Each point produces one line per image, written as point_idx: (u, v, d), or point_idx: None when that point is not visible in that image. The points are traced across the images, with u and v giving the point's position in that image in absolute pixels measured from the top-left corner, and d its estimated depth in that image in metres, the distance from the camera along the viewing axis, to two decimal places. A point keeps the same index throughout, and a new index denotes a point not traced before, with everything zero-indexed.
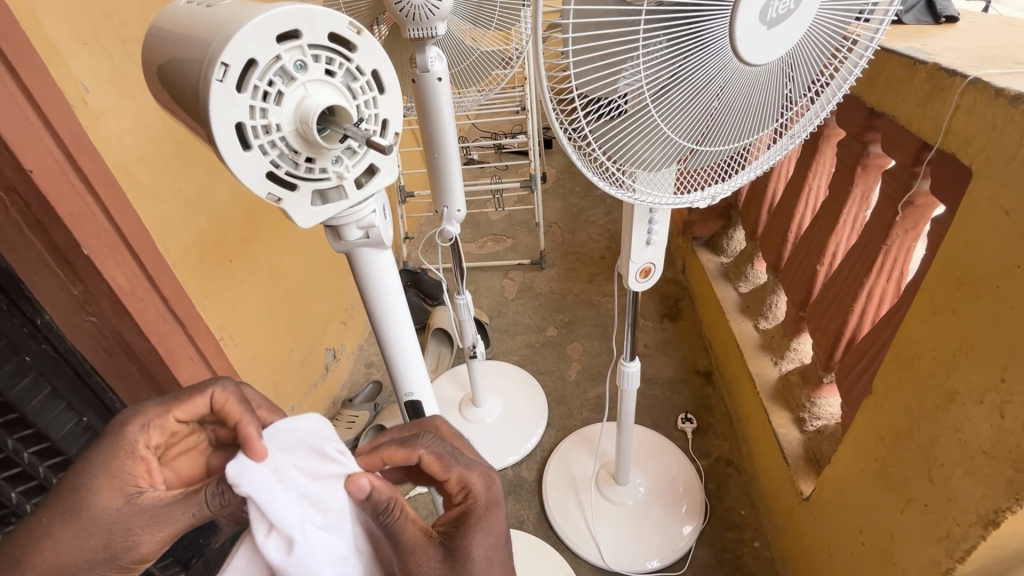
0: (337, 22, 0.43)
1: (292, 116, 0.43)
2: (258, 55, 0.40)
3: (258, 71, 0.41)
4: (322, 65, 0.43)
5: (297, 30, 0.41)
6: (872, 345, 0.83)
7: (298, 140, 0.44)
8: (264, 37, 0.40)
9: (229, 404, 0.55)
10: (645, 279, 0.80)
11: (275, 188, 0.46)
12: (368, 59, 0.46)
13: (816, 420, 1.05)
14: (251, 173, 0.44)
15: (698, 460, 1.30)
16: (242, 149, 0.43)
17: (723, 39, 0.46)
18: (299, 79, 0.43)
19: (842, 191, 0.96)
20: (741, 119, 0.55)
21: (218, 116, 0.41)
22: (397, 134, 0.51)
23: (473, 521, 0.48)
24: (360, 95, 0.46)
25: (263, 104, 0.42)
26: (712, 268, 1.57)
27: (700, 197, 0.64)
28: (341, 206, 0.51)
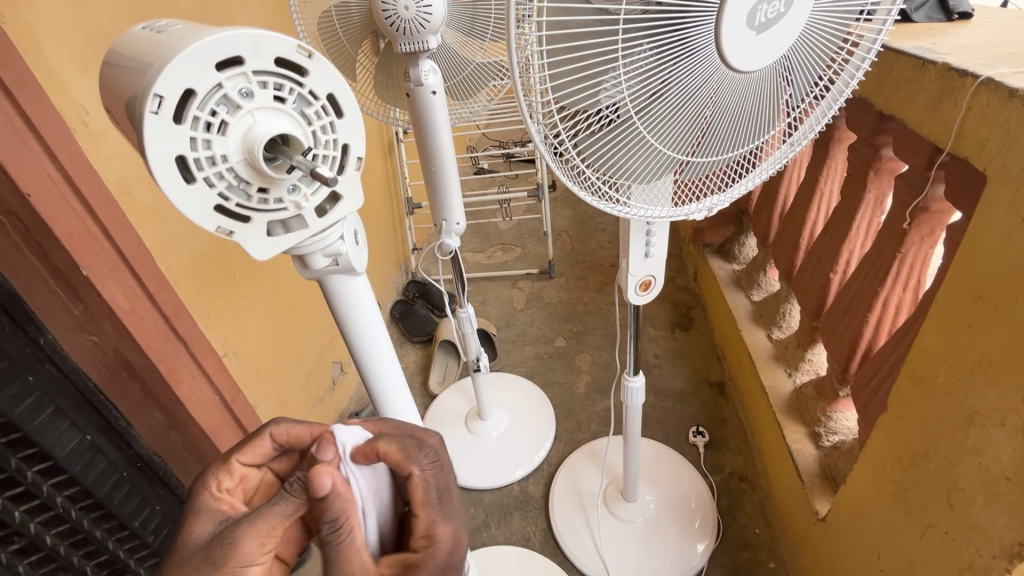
0: (285, 47, 0.42)
1: (238, 146, 0.42)
2: (198, 85, 0.39)
3: (198, 102, 0.40)
4: (269, 91, 0.42)
5: (240, 57, 0.40)
6: (888, 359, 0.79)
7: (246, 170, 0.43)
8: (203, 65, 0.39)
9: (292, 432, 0.60)
10: (645, 292, 0.78)
11: (225, 222, 0.45)
12: (321, 83, 0.44)
13: (833, 435, 1.01)
14: (197, 208, 0.42)
15: (711, 476, 1.26)
16: (185, 182, 0.41)
17: (710, 45, 0.43)
18: (244, 107, 0.41)
19: (854, 197, 0.93)
20: (735, 127, 0.53)
21: (156, 149, 0.39)
22: (358, 159, 0.49)
23: (418, 573, 0.50)
24: (315, 120, 0.45)
25: (205, 135, 0.41)
26: (723, 276, 1.53)
27: (698, 208, 0.61)
28: (302, 235, 0.50)
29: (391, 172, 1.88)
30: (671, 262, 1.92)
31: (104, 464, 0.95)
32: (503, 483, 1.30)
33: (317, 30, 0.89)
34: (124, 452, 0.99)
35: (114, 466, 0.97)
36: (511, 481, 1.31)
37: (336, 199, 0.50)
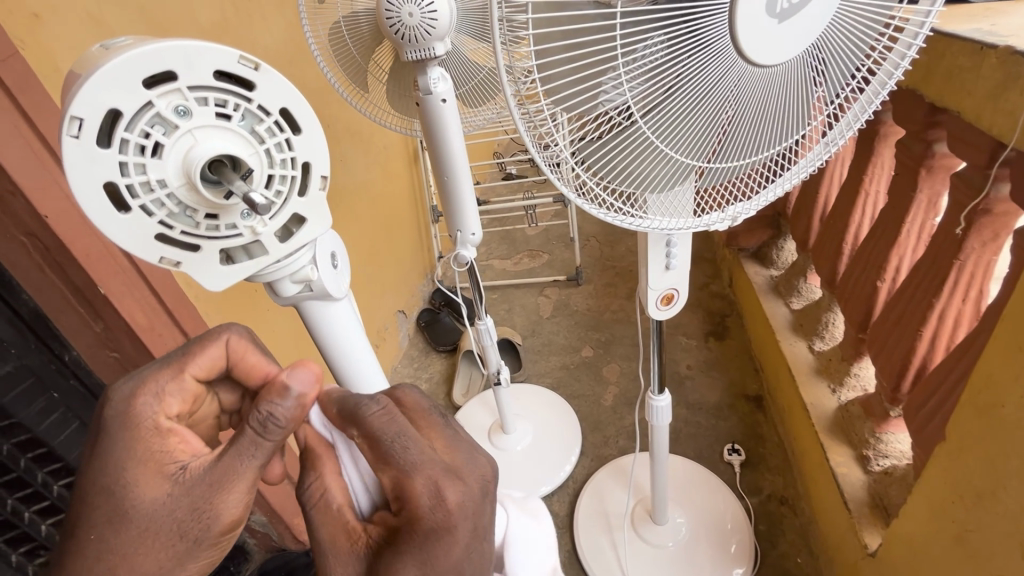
0: (225, 58, 0.37)
1: (178, 171, 0.37)
2: (123, 104, 0.35)
3: (126, 122, 0.35)
4: (211, 108, 0.37)
5: (171, 71, 0.35)
6: (946, 380, 0.71)
7: (188, 196, 0.38)
8: (128, 83, 0.34)
9: (248, 354, 0.52)
10: (667, 306, 0.72)
11: (170, 252, 0.40)
12: (272, 97, 0.39)
13: (883, 459, 0.92)
14: (134, 238, 0.38)
15: (747, 497, 1.18)
16: (117, 212, 0.37)
17: (725, 36, 0.39)
18: (181, 126, 0.37)
19: (904, 198, 0.84)
20: (758, 127, 0.47)
21: (81, 177, 0.35)
22: (322, 178, 0.44)
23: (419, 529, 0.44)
24: (268, 138, 0.40)
25: (137, 159, 0.36)
26: (760, 282, 1.44)
27: (720, 218, 0.56)
28: (265, 261, 0.45)
29: (416, 182, 1.87)
30: (704, 267, 1.83)
31: None
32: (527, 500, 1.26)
33: (328, 43, 0.88)
34: None
35: None
36: (535, 498, 1.27)
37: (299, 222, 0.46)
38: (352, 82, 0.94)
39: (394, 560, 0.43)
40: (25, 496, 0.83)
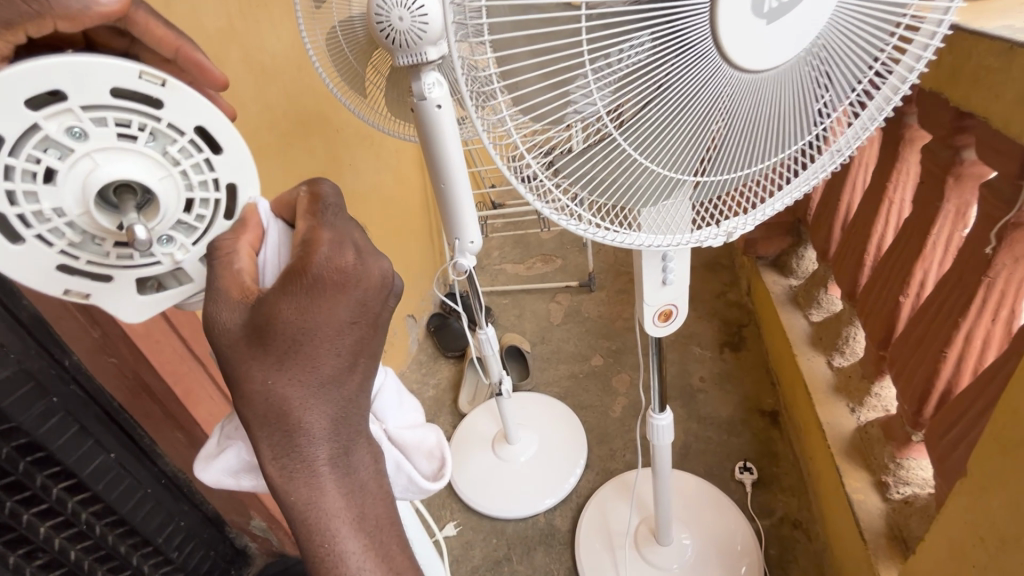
0: (123, 75, 0.35)
1: (77, 197, 0.36)
2: (6, 130, 0.33)
3: (11, 148, 0.34)
4: (110, 129, 0.36)
5: (61, 91, 0.34)
6: (970, 408, 0.65)
7: (88, 224, 0.37)
8: (7, 107, 0.33)
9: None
10: (666, 322, 0.69)
11: (77, 283, 0.39)
12: (182, 114, 0.38)
13: (904, 486, 0.86)
14: (35, 272, 0.37)
15: (758, 519, 1.13)
16: (10, 243, 0.36)
17: (707, 40, 0.35)
18: (77, 149, 0.35)
19: (930, 208, 0.78)
20: (753, 138, 0.44)
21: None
22: (250, 197, 0.43)
23: (309, 292, 0.38)
24: (182, 160, 0.39)
25: (26, 186, 0.35)
26: (778, 292, 1.38)
27: (714, 235, 0.52)
28: (189, 289, 0.44)
29: (427, 186, 1.85)
30: (721, 274, 1.77)
31: (129, 481, 0.97)
32: (529, 513, 1.22)
33: (324, 48, 0.87)
34: (150, 469, 1.02)
35: (139, 483, 0.99)
36: (538, 511, 1.24)
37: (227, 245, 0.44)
38: (349, 88, 0.93)
39: (271, 304, 0.38)
40: (23, 499, 0.82)
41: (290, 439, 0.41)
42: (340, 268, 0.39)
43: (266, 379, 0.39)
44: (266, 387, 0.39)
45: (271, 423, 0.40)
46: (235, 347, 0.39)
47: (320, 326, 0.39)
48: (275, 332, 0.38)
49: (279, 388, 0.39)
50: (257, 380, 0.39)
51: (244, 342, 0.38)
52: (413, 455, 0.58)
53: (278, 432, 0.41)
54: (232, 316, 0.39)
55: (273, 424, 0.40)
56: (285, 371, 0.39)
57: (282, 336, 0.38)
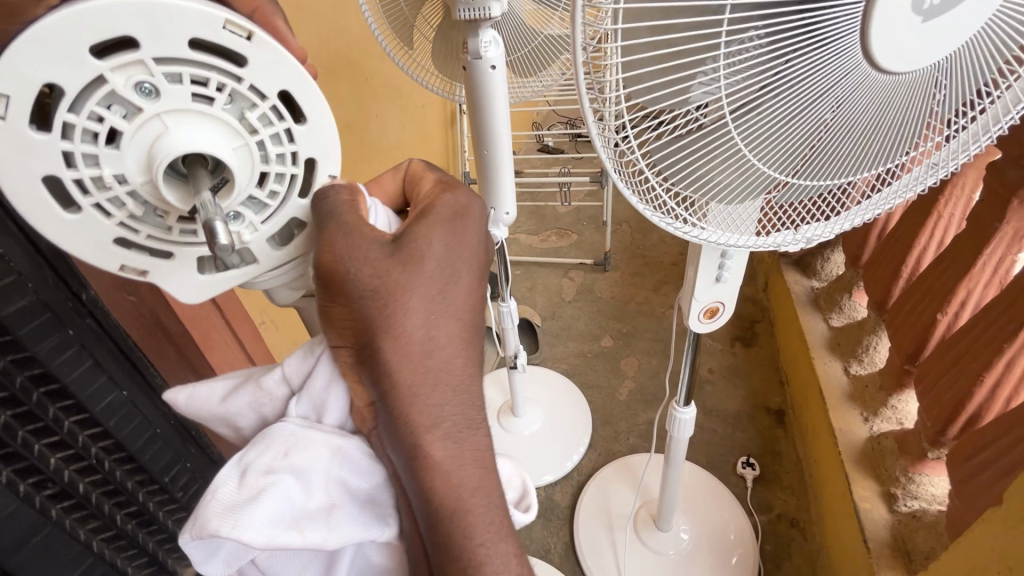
0: (201, 26, 0.31)
1: (141, 164, 0.34)
2: (64, 81, 0.30)
3: (70, 103, 0.31)
4: (184, 88, 0.33)
5: (132, 39, 0.31)
6: (1003, 435, 0.65)
7: (150, 194, 0.35)
8: (73, 54, 0.30)
9: None
10: (710, 320, 0.67)
11: (134, 258, 0.38)
12: (266, 77, 0.34)
13: (913, 500, 0.88)
14: (92, 241, 0.36)
15: (756, 514, 1.15)
16: (64, 211, 0.35)
17: (852, 37, 0.33)
18: (146, 110, 0.32)
19: (987, 228, 0.76)
20: (859, 146, 0.42)
21: (20, 170, 0.32)
22: (327, 175, 0.40)
23: (451, 214, 0.42)
24: (259, 128, 0.36)
25: (87, 147, 0.32)
26: (799, 292, 1.36)
27: (792, 240, 0.51)
28: (251, 271, 0.41)
29: (450, 146, 1.79)
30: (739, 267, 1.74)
31: (139, 420, 0.97)
32: None
33: None
34: (160, 410, 1.01)
35: (149, 423, 0.99)
36: (537, 486, 1.25)
37: (299, 227, 0.41)
38: (396, 37, 0.88)
39: (424, 228, 0.40)
40: (35, 429, 0.81)
41: (422, 389, 0.40)
42: (477, 206, 0.43)
43: (411, 310, 0.39)
44: (409, 317, 0.39)
45: (410, 364, 0.39)
46: (380, 274, 0.39)
47: (462, 254, 0.41)
48: (428, 250, 0.40)
49: (428, 318, 0.40)
50: (403, 309, 0.39)
51: (398, 262, 0.39)
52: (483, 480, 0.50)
53: (416, 377, 0.40)
54: (373, 243, 0.39)
55: (411, 363, 0.40)
56: (430, 299, 0.40)
57: (427, 263, 0.40)
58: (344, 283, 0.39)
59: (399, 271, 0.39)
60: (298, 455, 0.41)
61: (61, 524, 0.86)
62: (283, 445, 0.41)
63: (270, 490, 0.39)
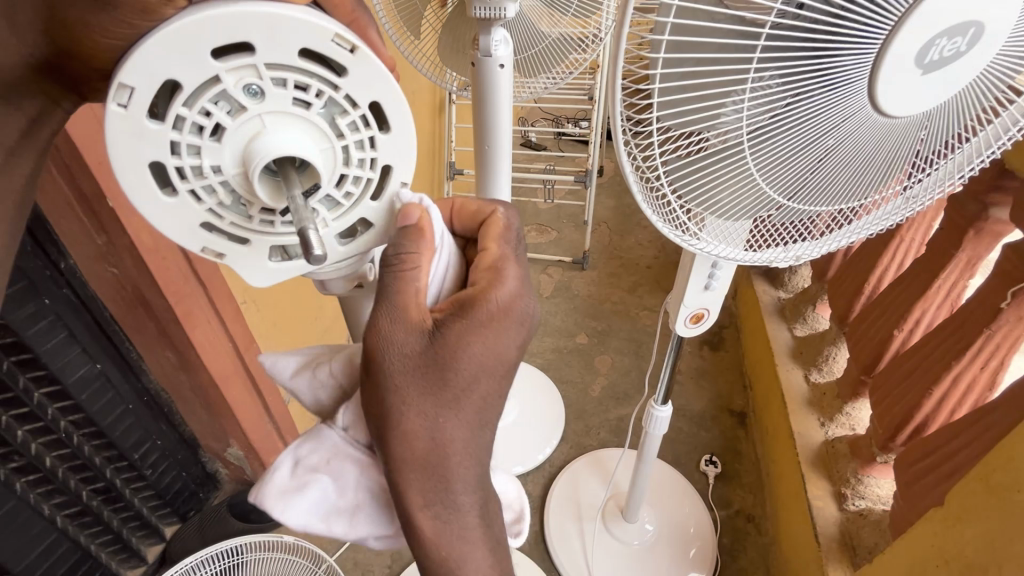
0: (314, 36, 0.32)
1: (237, 159, 0.35)
2: (182, 76, 0.31)
3: (184, 97, 0.32)
4: (288, 92, 0.33)
5: (249, 43, 0.32)
6: (946, 445, 0.72)
7: (242, 186, 0.36)
8: (193, 51, 0.31)
9: None
10: (695, 325, 0.71)
11: (215, 242, 0.39)
12: (363, 88, 0.35)
13: (860, 500, 0.95)
14: (179, 224, 0.37)
15: (716, 509, 1.22)
16: (161, 193, 0.36)
17: (862, 80, 0.38)
18: (250, 109, 0.33)
19: (944, 254, 0.82)
20: (850, 176, 0.47)
21: (126, 153, 0.33)
22: (403, 184, 0.40)
23: (480, 316, 0.40)
24: (348, 134, 0.36)
25: (192, 139, 0.34)
26: (766, 301, 1.42)
27: (782, 257, 0.55)
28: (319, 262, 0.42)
29: (437, 134, 1.78)
30: None
31: (112, 395, 0.94)
32: None
33: None
34: (135, 386, 0.98)
35: (121, 398, 0.96)
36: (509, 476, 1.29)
37: (365, 226, 0.42)
38: (404, 25, 0.89)
39: (460, 333, 0.40)
40: (3, 400, 0.79)
41: (440, 482, 0.42)
42: (515, 317, 0.42)
43: (438, 416, 0.40)
44: (434, 421, 0.40)
45: (432, 461, 0.41)
46: (413, 375, 0.40)
47: (493, 362, 0.41)
48: (457, 362, 0.40)
49: (451, 427, 0.41)
50: (435, 415, 0.40)
51: (422, 365, 0.39)
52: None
53: (431, 471, 0.41)
54: (416, 339, 0.39)
55: (435, 459, 0.41)
56: (455, 411, 0.40)
57: (460, 378, 0.40)
58: (369, 367, 0.40)
59: (423, 375, 0.40)
60: (335, 465, 0.46)
61: (26, 498, 0.85)
62: (327, 452, 0.46)
63: (311, 487, 0.46)
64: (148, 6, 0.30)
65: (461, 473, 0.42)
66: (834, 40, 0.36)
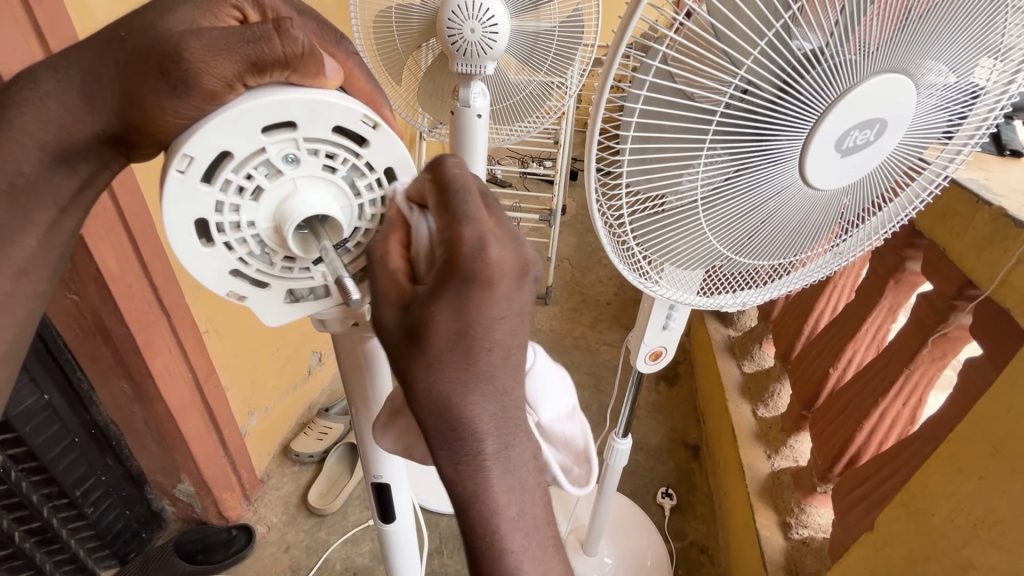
0: (348, 116, 0.36)
1: (270, 215, 0.38)
2: (235, 148, 0.35)
3: (233, 164, 0.35)
4: (319, 160, 0.37)
5: (292, 121, 0.35)
6: (876, 474, 0.79)
7: (273, 239, 0.39)
8: (248, 127, 0.34)
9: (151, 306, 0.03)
10: (653, 361, 0.76)
11: (239, 286, 0.41)
12: (382, 156, 0.39)
13: (803, 528, 1.01)
14: (211, 270, 0.39)
15: (672, 541, 1.25)
16: (201, 244, 0.38)
17: (794, 159, 0.45)
18: (286, 173, 0.37)
19: (870, 301, 0.92)
20: (789, 234, 0.54)
21: (177, 211, 0.36)
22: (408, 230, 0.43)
23: (452, 287, 0.32)
24: (364, 194, 0.40)
25: (233, 199, 0.36)
26: (717, 338, 1.51)
27: (731, 301, 0.62)
28: (327, 304, 0.45)
29: None
30: None
31: (57, 427, 0.90)
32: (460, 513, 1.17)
33: (373, 28, 0.88)
34: (82, 418, 0.94)
35: (67, 431, 0.92)
36: None
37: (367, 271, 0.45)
38: (386, 70, 0.93)
39: (428, 308, 0.32)
40: None
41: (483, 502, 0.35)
42: (496, 258, 0.33)
43: (428, 378, 0.32)
44: (429, 388, 0.32)
45: (443, 431, 0.33)
46: (397, 349, 0.34)
47: (483, 323, 0.32)
48: (440, 334, 0.31)
49: (446, 387, 0.32)
50: (422, 372, 0.32)
51: (410, 346, 0.32)
52: (559, 447, 0.59)
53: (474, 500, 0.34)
54: (394, 315, 0.34)
55: (443, 426, 0.33)
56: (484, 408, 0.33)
57: (436, 335, 0.31)
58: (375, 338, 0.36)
59: (417, 361, 0.32)
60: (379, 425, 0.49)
61: None
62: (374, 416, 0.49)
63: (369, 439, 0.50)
64: (212, 93, 0.33)
65: (482, 435, 0.33)
66: (773, 128, 0.43)
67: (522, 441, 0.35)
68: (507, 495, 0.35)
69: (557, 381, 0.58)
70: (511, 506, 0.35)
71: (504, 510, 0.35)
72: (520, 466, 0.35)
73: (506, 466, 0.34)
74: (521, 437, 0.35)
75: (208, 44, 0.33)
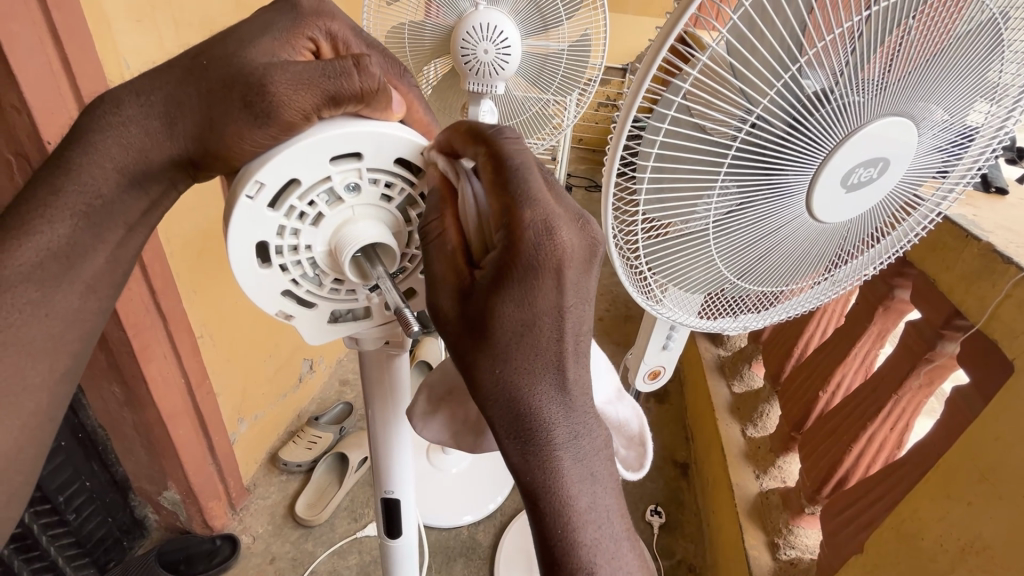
0: (409, 150, 0.38)
1: (327, 239, 0.39)
2: (303, 176, 0.36)
3: (299, 192, 0.37)
4: (378, 189, 0.39)
5: (359, 153, 0.37)
6: (864, 497, 0.80)
7: (327, 263, 0.40)
8: (317, 158, 0.35)
9: None
10: (652, 380, 0.78)
11: (287, 306, 0.42)
12: None
13: (791, 549, 1.02)
14: (265, 291, 0.40)
15: (660, 559, 1.26)
16: (259, 266, 0.39)
17: (802, 192, 0.47)
18: (347, 201, 0.38)
19: (860, 325, 0.94)
20: (792, 261, 0.56)
21: (240, 233, 0.37)
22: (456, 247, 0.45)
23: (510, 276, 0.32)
24: (415, 222, 0.42)
25: (296, 224, 0.38)
26: (708, 357, 1.53)
27: (732, 325, 0.63)
28: (366, 324, 0.46)
29: None
30: None
31: None
32: (450, 526, 1.16)
33: (385, 41, 0.89)
34: (70, 422, 0.93)
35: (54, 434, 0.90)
36: (459, 525, 1.17)
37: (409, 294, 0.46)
38: None
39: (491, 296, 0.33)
40: None
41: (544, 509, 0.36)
42: (561, 246, 0.33)
43: (498, 373, 0.34)
44: (498, 380, 0.34)
45: (514, 424, 0.35)
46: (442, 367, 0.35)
47: (545, 319, 0.33)
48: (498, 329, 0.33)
49: (514, 382, 0.34)
50: (490, 366, 0.34)
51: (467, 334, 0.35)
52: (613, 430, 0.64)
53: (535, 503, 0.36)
54: (455, 301, 0.35)
55: (513, 419, 0.35)
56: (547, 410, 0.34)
57: (503, 331, 0.33)
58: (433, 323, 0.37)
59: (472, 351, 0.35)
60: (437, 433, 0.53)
61: None
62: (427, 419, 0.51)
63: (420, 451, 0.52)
64: (291, 124, 0.35)
65: (553, 424, 0.34)
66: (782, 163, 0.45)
67: (590, 431, 0.36)
68: (577, 487, 0.36)
69: (601, 368, 0.63)
70: (581, 497, 0.36)
71: (577, 501, 0.36)
72: (591, 457, 0.36)
73: (576, 455, 0.35)
74: (591, 427, 0.36)
75: (293, 78, 0.34)
